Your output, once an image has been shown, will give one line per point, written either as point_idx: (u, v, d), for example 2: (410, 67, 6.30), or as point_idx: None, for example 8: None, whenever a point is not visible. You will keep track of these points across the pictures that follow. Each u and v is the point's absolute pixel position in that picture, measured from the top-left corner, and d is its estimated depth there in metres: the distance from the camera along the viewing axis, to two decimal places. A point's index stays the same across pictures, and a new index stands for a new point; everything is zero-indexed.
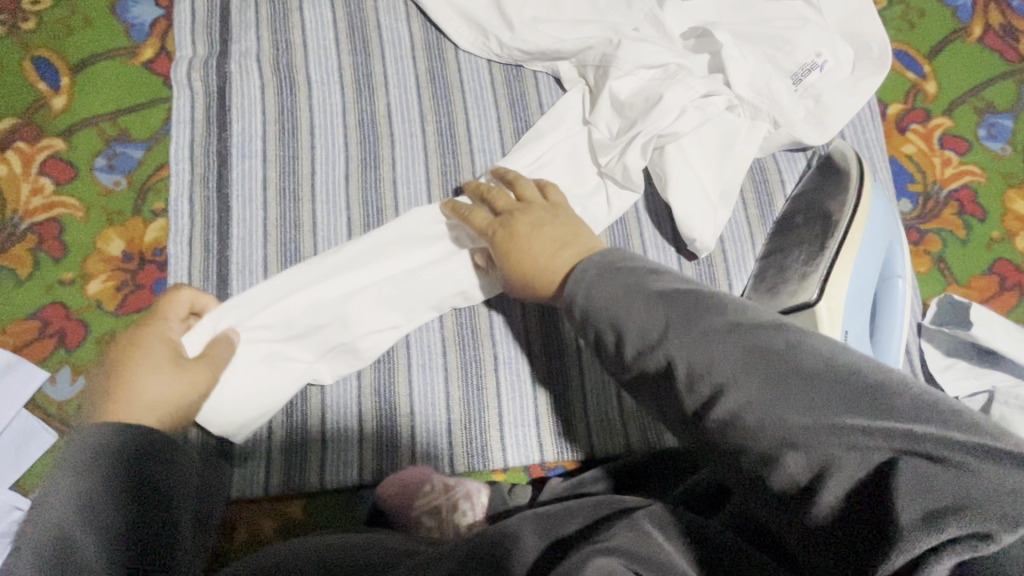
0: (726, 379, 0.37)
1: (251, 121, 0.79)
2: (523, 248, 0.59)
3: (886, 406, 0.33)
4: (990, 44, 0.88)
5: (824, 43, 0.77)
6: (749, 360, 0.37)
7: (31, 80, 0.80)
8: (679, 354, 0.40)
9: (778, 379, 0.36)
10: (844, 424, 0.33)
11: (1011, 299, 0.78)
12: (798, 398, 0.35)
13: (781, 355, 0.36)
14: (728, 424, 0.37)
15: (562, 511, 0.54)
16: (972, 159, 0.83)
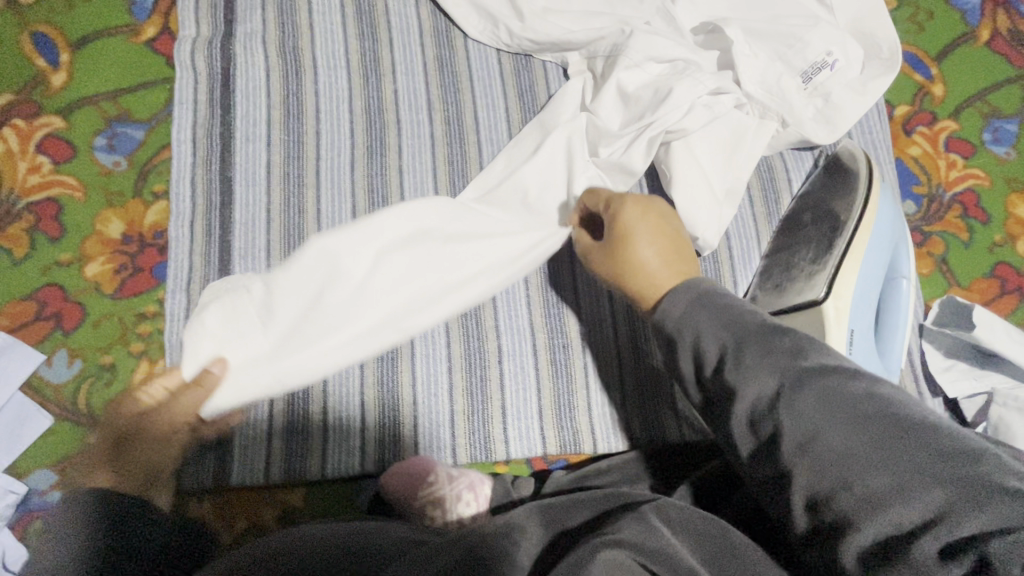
0: (832, 425, 0.38)
1: (255, 104, 0.77)
2: (643, 235, 0.60)
3: (999, 471, 0.34)
4: (997, 48, 0.88)
5: (835, 41, 0.76)
6: (861, 412, 0.38)
7: (29, 56, 0.78)
8: (791, 395, 0.40)
9: (891, 431, 0.36)
10: (959, 483, 0.34)
11: (1011, 302, 0.78)
12: (908, 455, 0.35)
13: (892, 412, 0.37)
14: (828, 466, 0.37)
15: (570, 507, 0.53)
16: (976, 162, 0.84)
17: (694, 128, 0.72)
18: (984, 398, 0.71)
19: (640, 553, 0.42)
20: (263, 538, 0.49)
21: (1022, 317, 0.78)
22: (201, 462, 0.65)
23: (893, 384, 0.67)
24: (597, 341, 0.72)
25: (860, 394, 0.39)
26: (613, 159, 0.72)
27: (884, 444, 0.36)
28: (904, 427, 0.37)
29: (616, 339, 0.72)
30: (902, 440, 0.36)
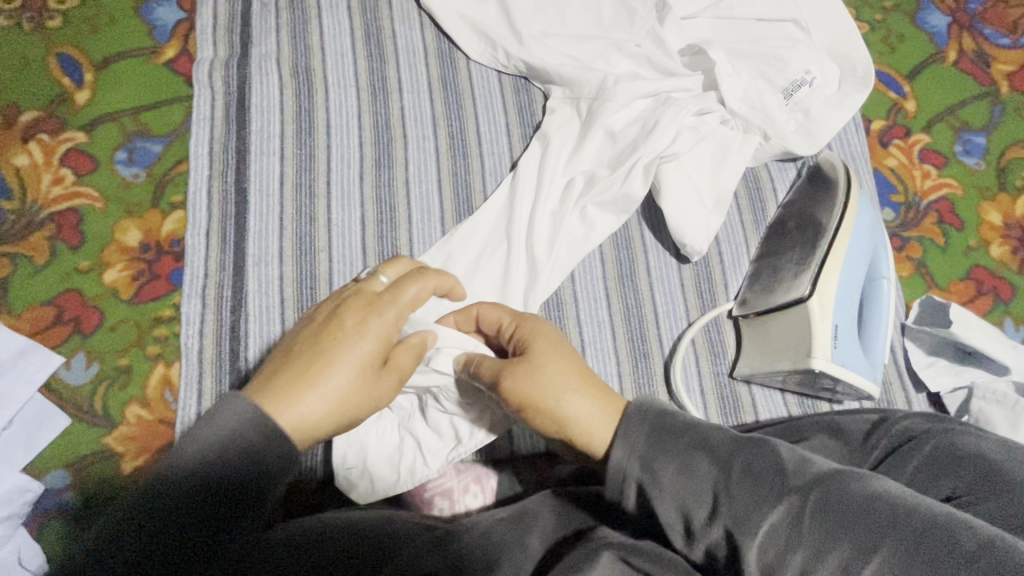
0: (813, 534, 0.37)
1: (270, 119, 0.82)
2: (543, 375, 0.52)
3: (919, 542, 0.34)
4: (964, 68, 0.94)
5: (812, 63, 0.82)
6: (836, 511, 0.37)
7: (55, 75, 0.82)
8: (762, 493, 0.39)
9: (812, 521, 0.37)
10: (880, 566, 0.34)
11: (987, 303, 0.83)
12: (829, 540, 0.36)
13: (814, 497, 0.38)
14: (759, 553, 0.38)
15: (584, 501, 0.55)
16: (949, 172, 0.89)
17: (684, 153, 0.77)
18: (965, 392, 0.75)
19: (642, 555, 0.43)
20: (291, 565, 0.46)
21: (998, 317, 0.82)
22: None
23: (877, 377, 0.70)
24: (594, 338, 0.75)
25: (818, 473, 0.39)
26: (611, 191, 0.76)
27: (869, 534, 0.35)
28: (878, 512, 0.36)
29: (614, 340, 0.76)
30: (883, 528, 0.35)
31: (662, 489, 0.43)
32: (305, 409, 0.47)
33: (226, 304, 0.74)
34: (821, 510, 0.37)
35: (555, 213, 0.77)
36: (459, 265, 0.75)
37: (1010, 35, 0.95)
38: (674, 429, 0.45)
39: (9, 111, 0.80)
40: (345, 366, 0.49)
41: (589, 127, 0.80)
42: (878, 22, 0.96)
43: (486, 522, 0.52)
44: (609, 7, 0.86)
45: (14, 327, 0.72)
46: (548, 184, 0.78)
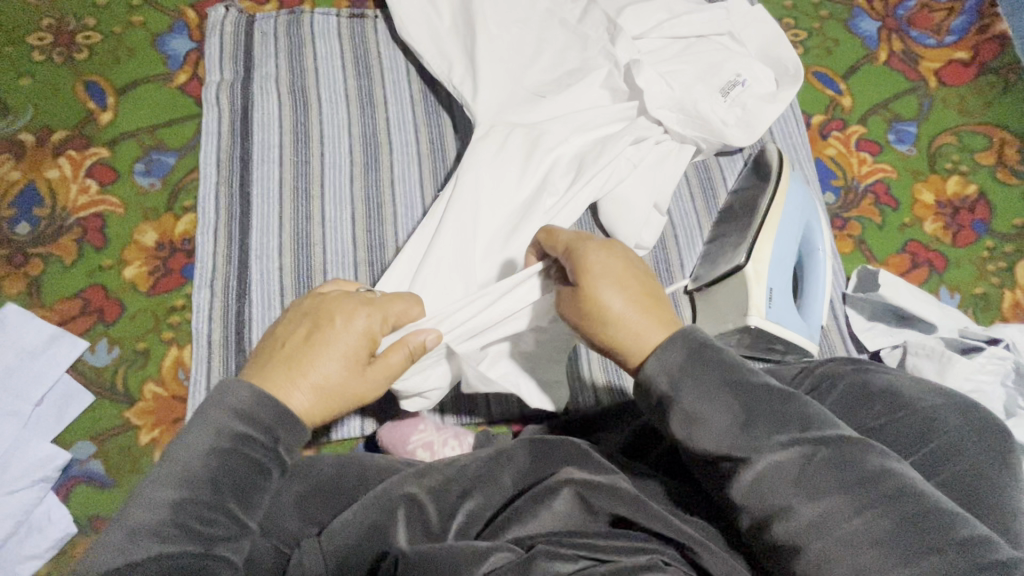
0: (792, 479, 0.42)
1: (270, 132, 0.92)
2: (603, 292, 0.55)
3: (907, 520, 0.39)
4: (894, 66, 1.04)
5: (741, 68, 0.90)
6: (820, 467, 0.42)
7: (82, 100, 0.93)
8: (763, 435, 0.44)
9: (821, 471, 0.42)
10: (834, 510, 0.40)
11: (923, 274, 0.91)
12: (827, 491, 0.41)
13: (828, 453, 0.42)
14: (751, 488, 0.43)
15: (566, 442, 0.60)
16: (883, 159, 0.98)
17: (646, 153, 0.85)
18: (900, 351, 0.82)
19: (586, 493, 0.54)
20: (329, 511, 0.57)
21: (933, 285, 0.90)
22: None
23: (814, 337, 0.78)
24: None
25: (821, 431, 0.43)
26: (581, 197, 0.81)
27: (831, 487, 0.41)
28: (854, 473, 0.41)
29: None
30: (851, 485, 0.41)
31: (682, 408, 0.47)
32: (295, 399, 0.52)
33: (232, 292, 0.83)
34: (806, 462, 0.42)
35: (512, 208, 0.81)
36: (417, 264, 0.78)
37: (935, 36, 1.05)
38: (714, 359, 0.48)
39: (42, 132, 0.91)
40: (336, 352, 0.55)
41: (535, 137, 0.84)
42: (814, 28, 1.06)
43: (461, 462, 0.60)
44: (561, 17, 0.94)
45: (45, 317, 0.81)
46: (501, 185, 0.82)
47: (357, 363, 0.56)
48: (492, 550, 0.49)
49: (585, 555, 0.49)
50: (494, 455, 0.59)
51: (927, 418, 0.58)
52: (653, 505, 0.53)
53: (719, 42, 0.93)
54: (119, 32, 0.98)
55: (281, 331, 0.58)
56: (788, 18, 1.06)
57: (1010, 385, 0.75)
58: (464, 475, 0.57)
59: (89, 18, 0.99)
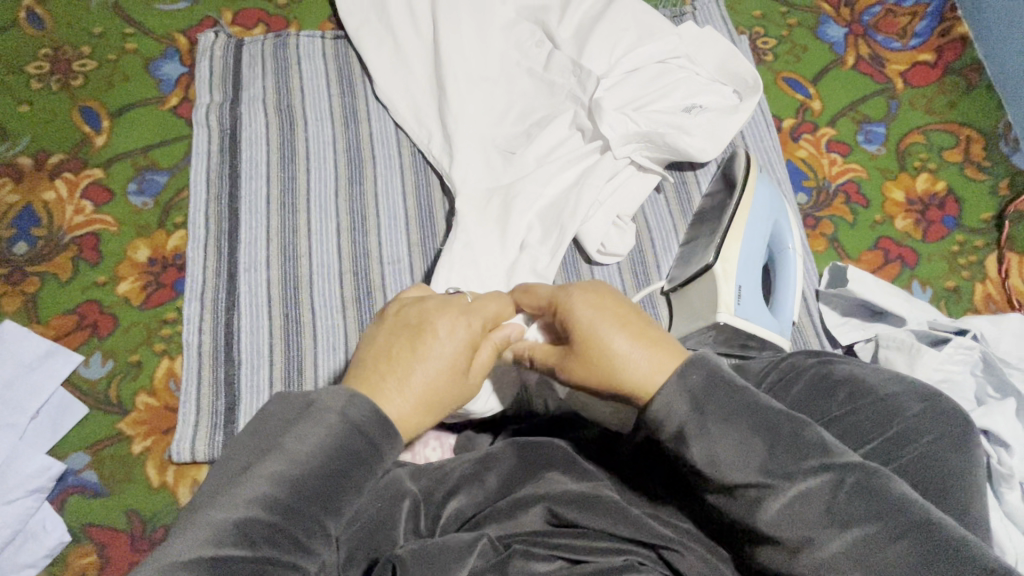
0: (819, 510, 0.43)
1: (258, 150, 0.96)
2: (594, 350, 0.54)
3: (933, 549, 0.40)
4: (861, 70, 1.07)
5: (697, 90, 0.90)
6: (846, 497, 0.43)
7: (78, 124, 0.97)
8: (786, 468, 0.44)
9: (848, 499, 0.43)
10: (862, 540, 0.41)
11: (895, 269, 0.93)
12: (859, 520, 0.42)
13: (856, 481, 0.43)
14: (781, 517, 0.44)
15: (547, 446, 0.60)
16: (853, 159, 1.01)
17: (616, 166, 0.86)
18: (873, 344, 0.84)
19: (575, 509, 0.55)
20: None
21: (905, 280, 0.92)
22: (212, 436, 0.78)
23: (785, 332, 0.80)
24: None
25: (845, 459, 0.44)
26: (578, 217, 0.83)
27: (860, 518, 0.42)
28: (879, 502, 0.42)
29: None
30: (879, 515, 0.42)
31: (705, 451, 0.47)
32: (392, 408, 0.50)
33: (221, 305, 0.85)
34: (832, 492, 0.43)
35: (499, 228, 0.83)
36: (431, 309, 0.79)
37: (900, 40, 1.09)
38: (738, 389, 0.48)
39: (40, 155, 0.95)
40: (443, 361, 0.54)
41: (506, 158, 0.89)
42: (783, 36, 1.09)
43: (440, 461, 0.62)
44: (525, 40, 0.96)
45: (41, 332, 0.84)
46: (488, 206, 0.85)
47: (457, 372, 0.54)
48: (475, 540, 0.51)
49: (561, 554, 0.52)
50: (475, 456, 0.61)
51: (887, 401, 0.59)
52: (636, 513, 0.54)
53: (676, 62, 0.92)
54: (113, 59, 1.03)
55: (382, 341, 0.55)
56: (757, 27, 1.10)
57: (980, 375, 0.76)
58: (448, 478, 0.59)
59: (86, 46, 1.03)
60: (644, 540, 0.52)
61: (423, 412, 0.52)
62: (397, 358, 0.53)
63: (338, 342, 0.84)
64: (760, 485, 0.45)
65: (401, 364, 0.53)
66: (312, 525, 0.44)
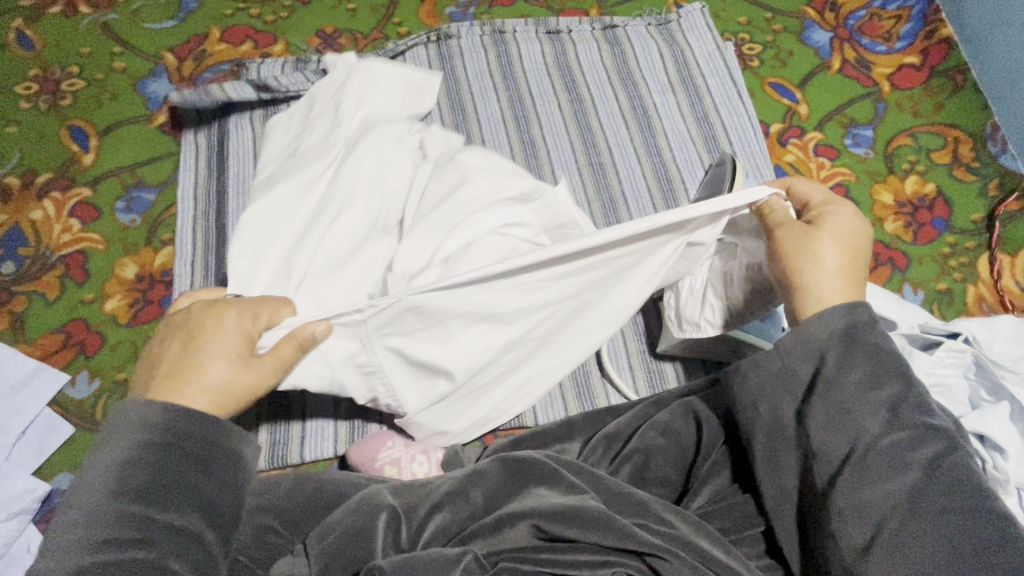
0: (912, 475, 0.45)
1: (245, 166, 0.96)
2: (812, 259, 0.56)
3: (1008, 543, 0.41)
4: (847, 74, 1.07)
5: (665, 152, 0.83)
6: (941, 478, 0.44)
7: (66, 144, 0.98)
8: (903, 430, 0.47)
9: (946, 477, 0.44)
10: (940, 510, 0.43)
11: (886, 272, 0.92)
12: (946, 493, 0.44)
13: (962, 468, 0.45)
14: (874, 459, 0.46)
15: (533, 462, 0.59)
16: (842, 163, 1.00)
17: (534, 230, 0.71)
18: None
19: (562, 521, 0.54)
20: (291, 530, 0.57)
21: (896, 283, 0.92)
22: None
23: None
24: None
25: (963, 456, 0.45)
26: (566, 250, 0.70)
27: (948, 498, 0.43)
28: (977, 495, 0.43)
29: None
30: (966, 502, 0.43)
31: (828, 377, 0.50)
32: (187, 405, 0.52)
33: None
34: (937, 465, 0.45)
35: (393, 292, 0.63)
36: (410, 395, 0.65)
37: (886, 43, 1.09)
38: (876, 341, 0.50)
39: (27, 175, 0.95)
40: (219, 352, 0.55)
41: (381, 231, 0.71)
42: (768, 42, 1.10)
43: (425, 478, 0.61)
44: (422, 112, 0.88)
45: (28, 352, 0.84)
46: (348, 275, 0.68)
47: (244, 357, 0.56)
48: (462, 555, 0.50)
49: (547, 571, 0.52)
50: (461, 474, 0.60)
51: None
52: (625, 523, 0.52)
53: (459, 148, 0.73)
54: (102, 78, 1.03)
55: (156, 350, 0.57)
56: (743, 34, 1.10)
57: (973, 378, 0.75)
58: (431, 493, 0.58)
59: (74, 66, 1.04)
60: (634, 550, 0.52)
61: (223, 406, 0.54)
62: (178, 358, 0.55)
63: None
64: (876, 420, 0.48)
65: (172, 365, 0.54)
66: (177, 496, 0.48)
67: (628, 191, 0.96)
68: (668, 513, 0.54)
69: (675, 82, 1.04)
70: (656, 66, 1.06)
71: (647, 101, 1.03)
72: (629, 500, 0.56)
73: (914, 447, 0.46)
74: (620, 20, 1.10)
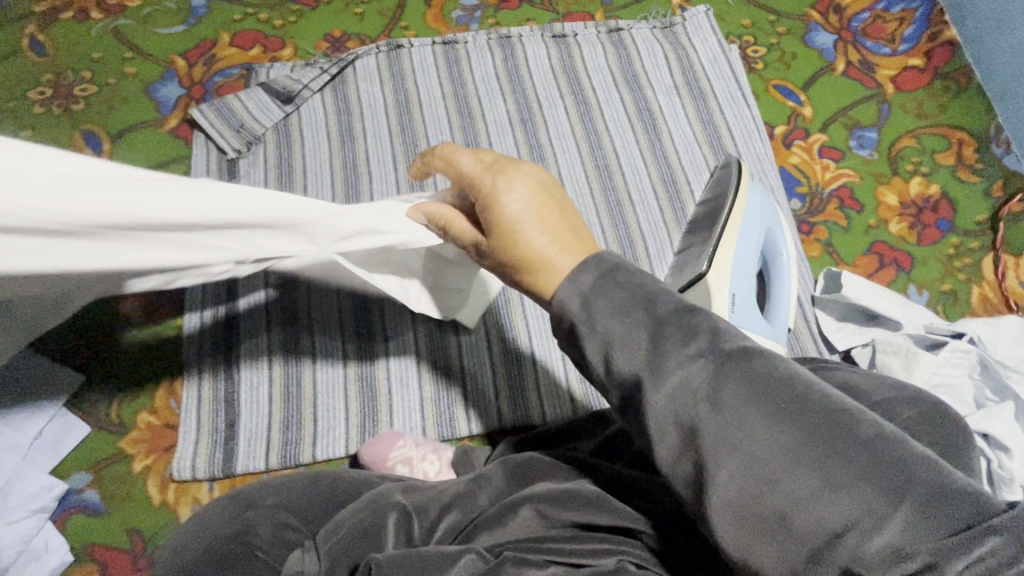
0: (767, 445, 0.36)
1: (256, 169, 0.97)
2: (517, 237, 0.49)
3: (882, 489, 0.32)
4: (852, 76, 1.08)
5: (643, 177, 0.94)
6: (799, 432, 0.35)
7: (79, 148, 0.99)
8: (725, 397, 0.37)
9: (801, 434, 0.35)
10: (804, 476, 0.34)
11: (890, 272, 0.93)
12: (804, 455, 0.34)
13: (819, 414, 0.35)
14: (674, 415, 0.39)
15: (532, 459, 0.63)
16: (846, 164, 1.01)
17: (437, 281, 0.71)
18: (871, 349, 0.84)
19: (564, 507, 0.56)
20: (306, 524, 0.57)
21: (901, 284, 0.92)
22: (213, 453, 0.79)
23: (781, 339, 0.80)
24: (539, 328, 0.86)
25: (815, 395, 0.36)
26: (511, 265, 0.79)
27: (812, 456, 0.34)
28: (845, 439, 0.34)
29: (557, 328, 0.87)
30: (830, 452, 0.34)
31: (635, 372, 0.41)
32: None
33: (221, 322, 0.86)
34: (783, 420, 0.36)
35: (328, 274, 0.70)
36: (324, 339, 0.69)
37: (889, 45, 1.10)
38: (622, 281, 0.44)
39: None
40: None
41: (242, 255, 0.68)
42: (773, 44, 1.11)
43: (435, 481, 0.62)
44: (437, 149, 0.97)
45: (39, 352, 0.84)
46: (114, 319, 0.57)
47: None
48: (463, 552, 0.51)
49: (554, 560, 0.51)
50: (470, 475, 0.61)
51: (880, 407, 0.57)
52: (615, 502, 0.56)
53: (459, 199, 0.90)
54: (114, 83, 1.05)
55: None
56: (747, 36, 1.11)
57: (978, 378, 0.76)
58: (442, 495, 0.59)
59: (87, 71, 1.05)
60: (629, 528, 0.54)
61: None
62: None
63: (335, 357, 0.84)
64: (699, 381, 0.39)
65: None
66: None
67: (635, 193, 0.97)
68: (657, 491, 0.58)
69: (680, 85, 1.05)
70: (661, 69, 1.07)
71: (652, 103, 1.04)
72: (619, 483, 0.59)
73: (751, 405, 0.37)
74: (626, 22, 1.11)
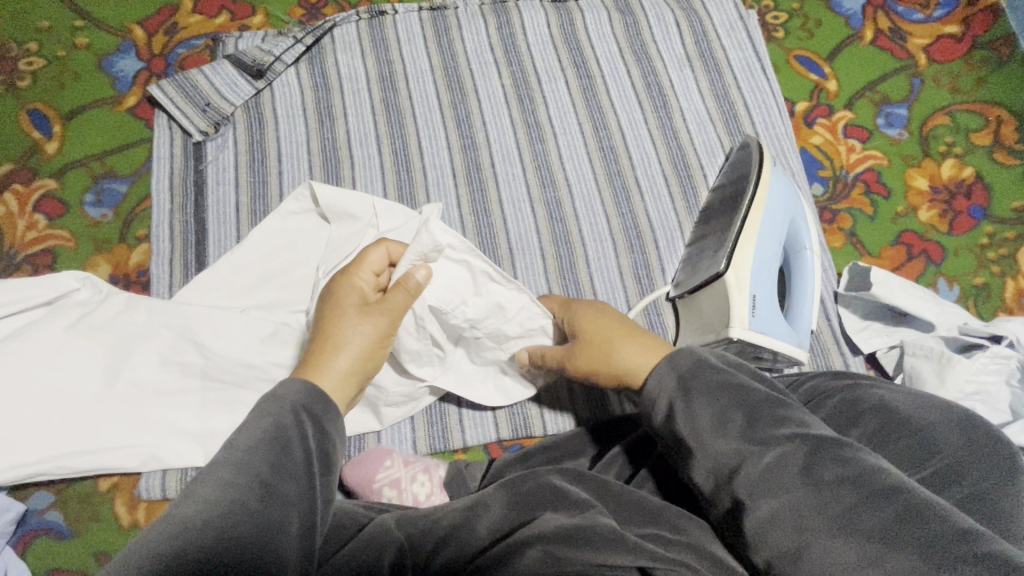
0: (808, 491, 0.40)
1: (224, 153, 0.87)
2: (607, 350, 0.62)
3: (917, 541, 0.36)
4: (881, 45, 0.98)
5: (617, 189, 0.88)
6: (845, 485, 0.40)
7: (27, 130, 0.89)
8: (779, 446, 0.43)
9: (846, 486, 0.40)
10: (845, 525, 0.38)
11: (919, 265, 0.86)
12: (849, 505, 0.39)
13: (862, 475, 0.40)
14: (757, 485, 0.42)
15: (535, 486, 0.54)
16: (873, 145, 0.93)
17: (392, 387, 0.70)
18: (898, 351, 0.77)
19: (573, 545, 0.47)
20: None
21: (930, 278, 0.85)
22: (185, 470, 0.72)
23: (803, 343, 0.74)
24: None
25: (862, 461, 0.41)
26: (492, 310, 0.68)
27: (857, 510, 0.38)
28: (883, 496, 0.38)
29: None
30: (872, 505, 0.38)
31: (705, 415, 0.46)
32: None
33: None
34: (825, 470, 0.41)
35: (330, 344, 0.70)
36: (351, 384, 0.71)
37: (923, 10, 1.00)
38: (713, 365, 0.50)
39: None
40: None
41: (187, 341, 0.72)
42: (795, 10, 1.00)
43: (424, 511, 0.55)
44: (386, 159, 0.88)
45: None
46: (32, 387, 0.68)
47: None
48: None
49: None
50: (465, 502, 0.54)
51: (924, 435, 0.49)
52: (634, 538, 0.47)
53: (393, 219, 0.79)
54: (64, 56, 0.94)
55: None
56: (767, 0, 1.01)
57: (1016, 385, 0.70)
58: (435, 527, 0.52)
59: (32, 42, 0.94)
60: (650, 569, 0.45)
61: None
62: None
63: None
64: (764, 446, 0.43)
65: None
66: None
67: (642, 177, 0.89)
68: (679, 518, 0.50)
69: (693, 56, 0.95)
70: (672, 37, 0.97)
71: (661, 77, 0.94)
72: (640, 519, 0.51)
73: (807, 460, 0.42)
74: None
